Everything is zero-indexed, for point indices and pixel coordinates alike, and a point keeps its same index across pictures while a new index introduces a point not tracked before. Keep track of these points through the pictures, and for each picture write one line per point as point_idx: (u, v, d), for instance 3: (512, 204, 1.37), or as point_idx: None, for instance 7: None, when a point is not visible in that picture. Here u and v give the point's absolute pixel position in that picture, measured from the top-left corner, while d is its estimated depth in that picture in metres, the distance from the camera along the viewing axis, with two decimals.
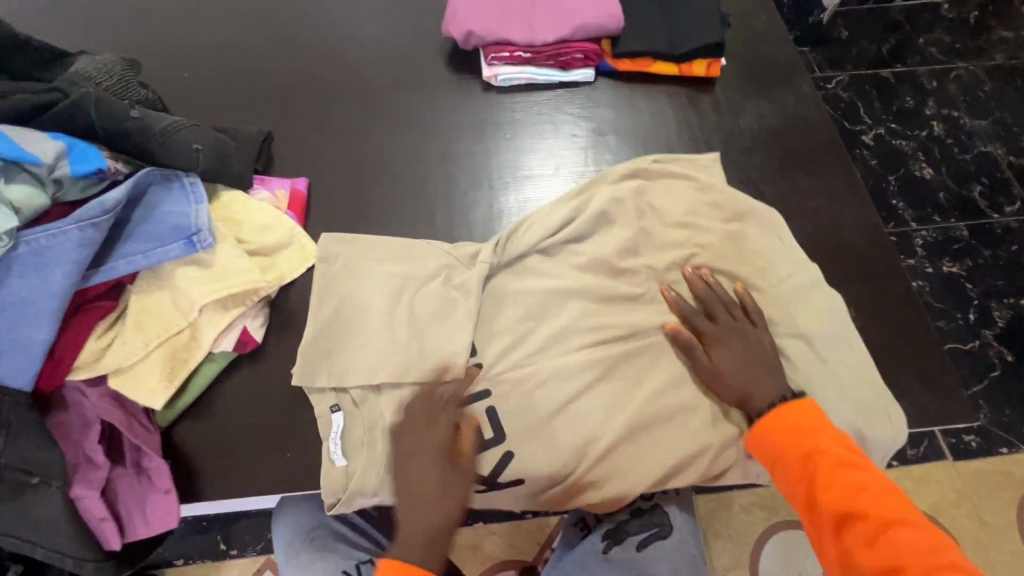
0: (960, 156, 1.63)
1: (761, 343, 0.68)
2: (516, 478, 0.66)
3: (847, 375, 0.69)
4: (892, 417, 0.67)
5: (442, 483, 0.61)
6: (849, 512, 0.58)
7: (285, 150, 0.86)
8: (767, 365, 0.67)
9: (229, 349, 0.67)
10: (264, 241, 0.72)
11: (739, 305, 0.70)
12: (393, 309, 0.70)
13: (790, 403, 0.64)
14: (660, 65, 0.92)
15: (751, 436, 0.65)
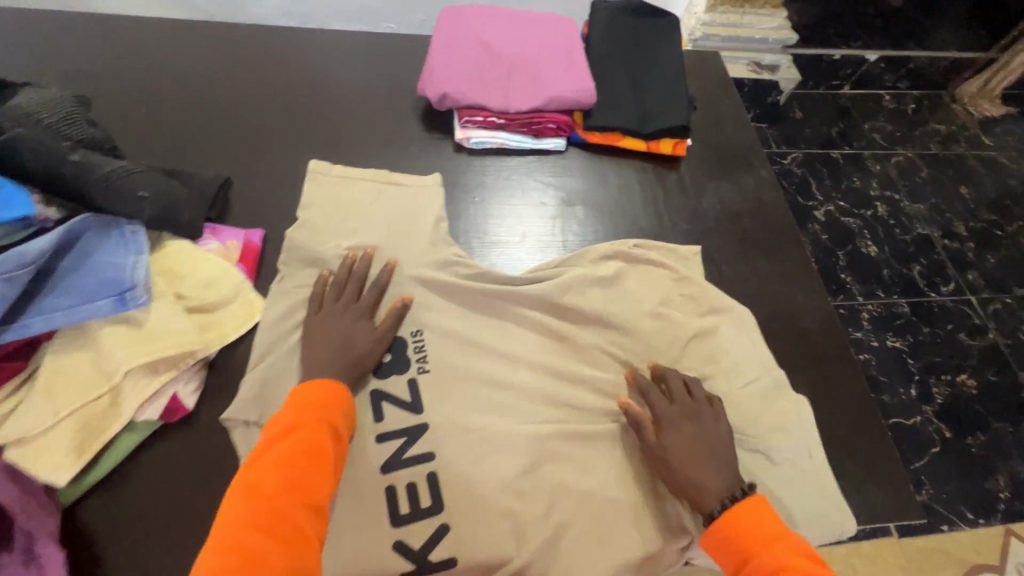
0: (901, 237, 1.75)
1: (716, 428, 0.65)
2: (449, 559, 0.61)
3: (798, 465, 0.69)
4: (840, 509, 0.67)
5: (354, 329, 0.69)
6: None
7: (243, 198, 0.82)
8: (721, 454, 0.63)
9: (154, 418, 0.60)
10: (206, 297, 0.67)
11: (701, 390, 0.69)
12: None
13: (752, 498, 0.59)
14: (629, 140, 0.95)
15: (711, 532, 0.59)
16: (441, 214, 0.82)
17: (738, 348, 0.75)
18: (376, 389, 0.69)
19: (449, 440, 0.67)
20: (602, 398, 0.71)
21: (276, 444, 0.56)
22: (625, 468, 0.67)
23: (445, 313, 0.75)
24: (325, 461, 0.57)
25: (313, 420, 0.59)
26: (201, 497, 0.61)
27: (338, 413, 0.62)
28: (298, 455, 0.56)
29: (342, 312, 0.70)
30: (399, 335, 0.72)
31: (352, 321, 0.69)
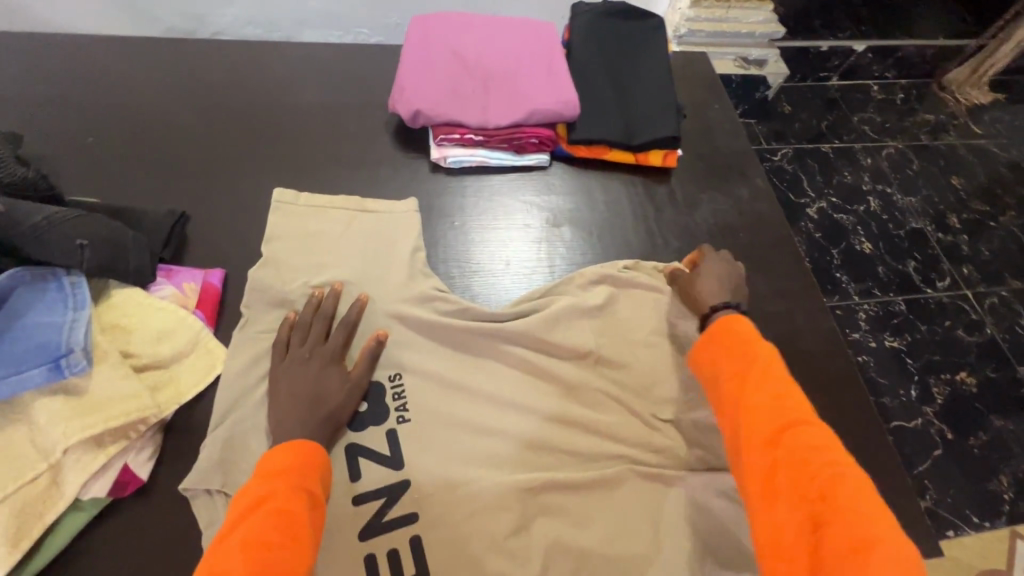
0: (895, 231, 1.71)
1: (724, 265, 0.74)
2: None
3: None
4: None
5: (324, 376, 0.63)
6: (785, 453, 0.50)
7: (202, 233, 0.76)
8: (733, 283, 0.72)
9: (102, 495, 0.54)
10: (158, 352, 0.61)
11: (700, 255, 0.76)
12: None
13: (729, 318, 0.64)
14: (617, 153, 0.89)
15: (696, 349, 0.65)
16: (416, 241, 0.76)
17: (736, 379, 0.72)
18: (352, 442, 0.63)
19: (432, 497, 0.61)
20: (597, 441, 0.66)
21: (247, 518, 0.48)
22: (625, 518, 0.62)
23: (425, 355, 0.69)
24: (302, 530, 0.50)
25: (287, 487, 0.52)
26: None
27: (316, 478, 0.55)
28: (273, 529, 0.48)
29: (309, 359, 0.64)
30: (376, 381, 0.67)
31: (320, 368, 0.63)
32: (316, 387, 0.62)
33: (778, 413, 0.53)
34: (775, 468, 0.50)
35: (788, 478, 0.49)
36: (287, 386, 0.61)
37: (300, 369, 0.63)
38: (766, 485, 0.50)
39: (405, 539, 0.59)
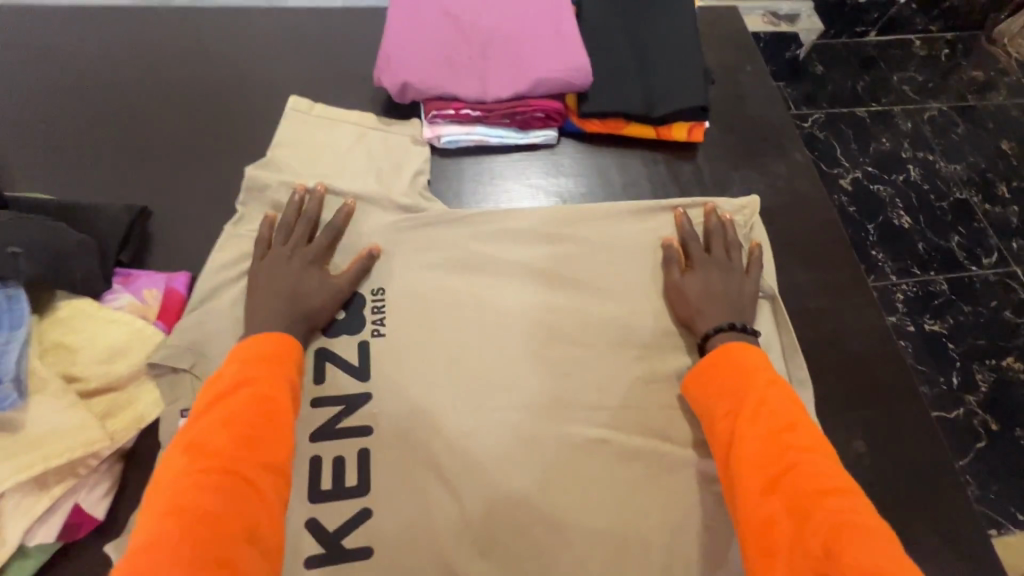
0: (937, 204, 1.57)
1: (739, 285, 0.65)
2: None
3: None
4: None
5: (303, 274, 0.62)
6: (795, 505, 0.44)
7: (167, 231, 0.67)
8: (736, 306, 0.64)
9: (49, 541, 0.48)
10: (110, 373, 0.54)
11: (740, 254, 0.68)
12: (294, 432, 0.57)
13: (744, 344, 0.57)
14: (635, 127, 0.78)
15: (690, 379, 0.58)
16: (421, 163, 0.74)
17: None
18: (322, 346, 0.62)
19: (424, 534, 0.54)
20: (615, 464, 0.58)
21: (224, 400, 0.49)
22: (648, 557, 0.54)
23: (419, 368, 0.61)
24: (284, 421, 0.50)
25: (268, 375, 0.52)
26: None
27: (291, 369, 0.54)
28: (251, 413, 0.48)
29: (291, 257, 0.63)
30: (358, 293, 0.65)
31: (300, 267, 0.62)
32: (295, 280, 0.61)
33: (784, 442, 0.47)
34: (775, 519, 0.44)
35: (787, 531, 0.43)
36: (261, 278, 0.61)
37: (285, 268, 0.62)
38: (763, 540, 0.44)
39: None
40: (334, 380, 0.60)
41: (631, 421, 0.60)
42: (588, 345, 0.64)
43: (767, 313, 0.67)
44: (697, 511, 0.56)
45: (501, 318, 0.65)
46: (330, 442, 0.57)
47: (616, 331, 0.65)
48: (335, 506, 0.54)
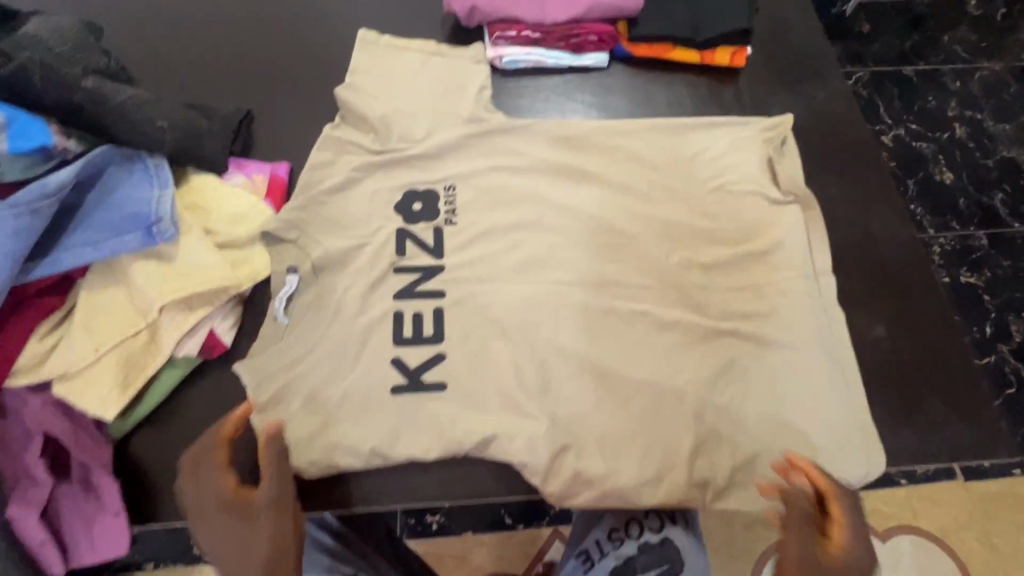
0: (982, 161, 1.56)
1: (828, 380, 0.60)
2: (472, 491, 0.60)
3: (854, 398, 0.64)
4: (869, 456, 0.62)
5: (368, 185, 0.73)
6: None
7: (266, 132, 0.78)
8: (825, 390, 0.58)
9: (193, 354, 0.59)
10: (234, 232, 0.65)
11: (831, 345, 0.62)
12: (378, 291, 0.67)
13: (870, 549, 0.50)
14: (680, 51, 0.84)
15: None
16: (483, 82, 0.81)
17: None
18: (401, 228, 0.71)
19: (492, 377, 0.64)
20: (654, 333, 0.67)
21: None
22: (679, 404, 0.63)
23: (485, 248, 0.71)
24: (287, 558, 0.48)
25: None
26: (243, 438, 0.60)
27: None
28: None
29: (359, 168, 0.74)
30: (433, 188, 0.74)
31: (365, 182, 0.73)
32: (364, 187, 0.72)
33: None
34: None
35: None
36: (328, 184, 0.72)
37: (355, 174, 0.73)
38: None
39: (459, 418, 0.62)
40: (413, 253, 0.70)
41: (670, 299, 0.69)
42: (631, 235, 0.72)
43: (794, 214, 0.73)
44: (725, 373, 0.65)
45: (558, 211, 0.73)
46: (410, 300, 0.67)
47: (659, 226, 0.73)
48: (414, 351, 0.64)
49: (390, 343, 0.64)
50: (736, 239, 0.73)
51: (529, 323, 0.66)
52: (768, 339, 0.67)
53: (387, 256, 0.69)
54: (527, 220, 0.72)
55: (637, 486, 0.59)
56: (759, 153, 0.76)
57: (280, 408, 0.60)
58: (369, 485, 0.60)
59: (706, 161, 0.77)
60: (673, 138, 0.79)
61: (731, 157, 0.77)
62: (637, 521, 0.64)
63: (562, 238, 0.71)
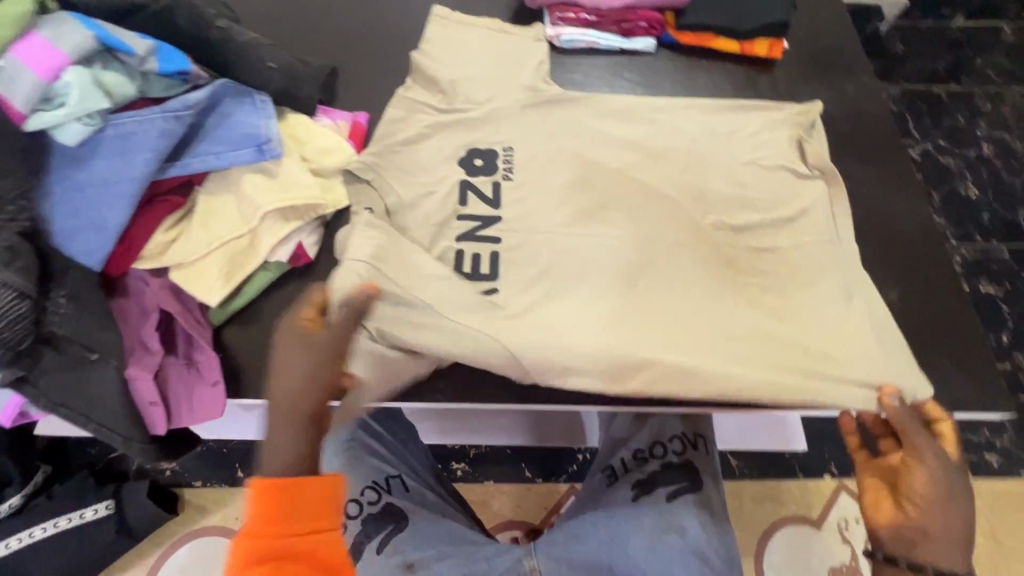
0: (1009, 179, 1.58)
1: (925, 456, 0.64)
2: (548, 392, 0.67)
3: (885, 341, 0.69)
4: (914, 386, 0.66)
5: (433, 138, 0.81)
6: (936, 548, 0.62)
7: (349, 88, 0.88)
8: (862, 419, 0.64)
9: (284, 260, 0.69)
10: (324, 163, 0.75)
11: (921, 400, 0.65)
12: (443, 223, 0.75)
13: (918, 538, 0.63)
14: (723, 42, 0.93)
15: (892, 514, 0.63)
16: (542, 57, 0.89)
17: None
18: (464, 180, 0.78)
19: (534, 311, 0.69)
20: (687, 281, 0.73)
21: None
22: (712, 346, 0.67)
23: (537, 200, 0.78)
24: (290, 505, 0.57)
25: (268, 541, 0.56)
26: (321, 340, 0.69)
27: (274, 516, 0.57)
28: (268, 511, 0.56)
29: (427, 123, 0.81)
30: (491, 147, 0.81)
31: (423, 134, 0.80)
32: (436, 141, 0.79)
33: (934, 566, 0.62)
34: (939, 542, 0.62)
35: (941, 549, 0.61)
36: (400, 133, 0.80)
37: (423, 127, 0.81)
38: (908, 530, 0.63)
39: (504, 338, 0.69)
40: (474, 204, 0.77)
41: (700, 252, 0.75)
42: (672, 199, 0.78)
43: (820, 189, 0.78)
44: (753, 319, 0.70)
45: (602, 173, 0.80)
46: (471, 242, 0.75)
47: (691, 191, 0.79)
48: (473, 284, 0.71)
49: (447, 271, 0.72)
50: (766, 206, 0.78)
51: (573, 261, 0.73)
52: (793, 291, 0.72)
53: (451, 204, 0.76)
54: (578, 179, 0.79)
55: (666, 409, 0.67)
56: (788, 134, 0.82)
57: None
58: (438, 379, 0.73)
59: (742, 138, 0.82)
60: (712, 117, 0.85)
61: (766, 136, 0.82)
62: (662, 443, 0.70)
63: (607, 198, 0.78)
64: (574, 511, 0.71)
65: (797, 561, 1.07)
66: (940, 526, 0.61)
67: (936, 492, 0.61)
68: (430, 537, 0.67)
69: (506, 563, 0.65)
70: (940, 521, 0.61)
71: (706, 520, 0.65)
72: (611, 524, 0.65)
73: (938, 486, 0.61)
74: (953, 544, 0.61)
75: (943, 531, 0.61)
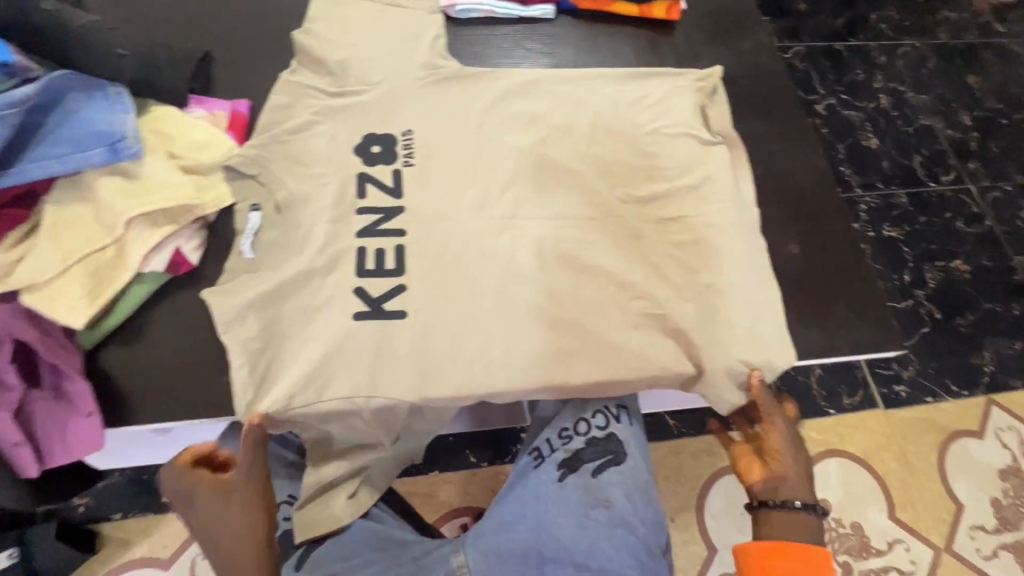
0: (903, 129, 1.61)
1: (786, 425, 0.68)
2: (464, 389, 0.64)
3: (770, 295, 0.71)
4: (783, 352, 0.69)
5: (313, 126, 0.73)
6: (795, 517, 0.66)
7: (227, 72, 0.81)
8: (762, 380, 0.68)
9: (160, 269, 0.63)
10: (198, 158, 0.68)
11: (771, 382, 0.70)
12: (338, 214, 0.69)
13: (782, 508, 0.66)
14: (622, 6, 0.92)
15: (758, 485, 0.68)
16: (438, 31, 0.81)
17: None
18: (362, 171, 0.71)
19: (445, 303, 0.66)
20: (602, 256, 0.71)
21: None
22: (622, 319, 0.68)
23: (441, 181, 0.73)
24: None
25: None
26: (215, 356, 0.65)
27: None
28: None
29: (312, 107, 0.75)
30: (388, 132, 0.74)
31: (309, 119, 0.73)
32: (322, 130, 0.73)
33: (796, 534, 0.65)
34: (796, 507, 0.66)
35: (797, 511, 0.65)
36: (286, 118, 0.74)
37: (307, 111, 0.74)
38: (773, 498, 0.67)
39: (412, 329, 0.65)
40: (375, 194, 0.71)
41: (612, 223, 0.73)
42: (581, 173, 0.75)
43: (722, 154, 0.77)
44: (667, 286, 0.70)
45: (508, 151, 0.76)
46: (373, 237, 0.68)
47: (601, 167, 0.76)
48: (376, 282, 0.66)
49: (353, 275, 0.66)
50: (671, 176, 0.76)
51: (481, 241, 0.70)
52: (703, 254, 0.71)
53: (349, 199, 0.70)
54: (480, 155, 0.75)
55: (591, 386, 0.67)
56: (693, 98, 0.81)
57: (244, 326, 0.63)
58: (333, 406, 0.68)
59: (645, 107, 0.80)
60: (617, 87, 0.82)
61: (668, 103, 0.80)
62: (586, 419, 0.70)
63: (515, 176, 0.74)
64: (501, 497, 0.69)
65: (734, 507, 1.12)
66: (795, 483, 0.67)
67: (787, 449, 0.67)
68: (356, 545, 0.65)
69: (435, 561, 0.63)
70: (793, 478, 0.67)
71: (629, 490, 0.66)
72: (537, 507, 0.65)
73: (787, 444, 0.67)
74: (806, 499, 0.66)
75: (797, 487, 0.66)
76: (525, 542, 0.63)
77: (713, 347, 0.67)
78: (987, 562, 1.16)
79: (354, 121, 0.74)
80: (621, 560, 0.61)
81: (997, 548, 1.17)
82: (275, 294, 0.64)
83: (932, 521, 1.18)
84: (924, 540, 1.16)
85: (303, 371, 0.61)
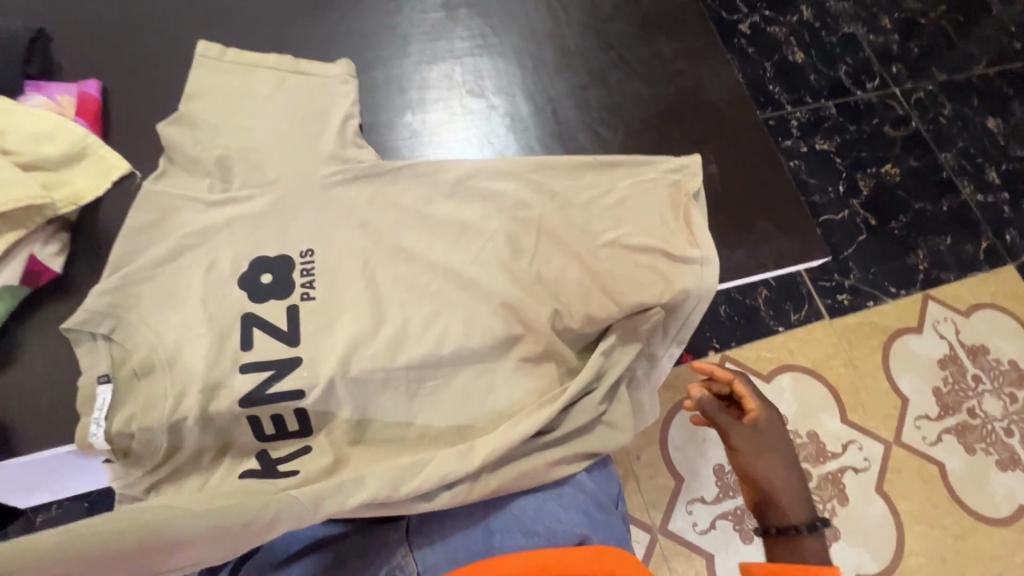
0: (827, 39, 1.58)
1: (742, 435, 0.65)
2: (381, 361, 0.59)
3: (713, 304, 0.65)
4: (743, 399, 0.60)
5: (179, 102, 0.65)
6: None
7: (69, 51, 0.71)
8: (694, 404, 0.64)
9: (15, 282, 0.56)
10: (42, 152, 0.59)
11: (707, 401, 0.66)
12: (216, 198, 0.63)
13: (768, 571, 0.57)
14: None
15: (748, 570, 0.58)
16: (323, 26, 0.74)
17: (629, 140, 0.77)
18: (247, 312, 0.59)
19: (350, 277, 0.62)
20: (524, 306, 0.63)
21: None
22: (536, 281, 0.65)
23: (332, 143, 0.67)
24: None
25: None
26: (84, 376, 0.56)
27: None
28: None
29: None
30: (270, 106, 0.68)
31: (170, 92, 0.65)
32: (192, 108, 0.67)
33: None
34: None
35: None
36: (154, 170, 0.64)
37: None
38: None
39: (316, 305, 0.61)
40: (257, 168, 0.64)
41: (507, 165, 0.69)
42: None
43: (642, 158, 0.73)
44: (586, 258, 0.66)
45: None
46: (265, 219, 0.62)
47: None
48: (272, 262, 0.62)
49: (250, 260, 0.61)
50: None
51: (383, 203, 0.65)
52: (614, 181, 0.70)
53: (233, 177, 0.64)
54: None
55: (510, 479, 0.58)
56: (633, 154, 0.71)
57: (122, 332, 0.57)
58: (228, 439, 0.57)
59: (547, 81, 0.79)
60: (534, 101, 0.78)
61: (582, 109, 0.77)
62: None
63: None
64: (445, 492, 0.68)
65: (696, 435, 1.14)
66: (781, 488, 0.63)
67: (757, 461, 0.64)
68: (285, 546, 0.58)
69: (378, 546, 0.57)
70: (776, 492, 0.63)
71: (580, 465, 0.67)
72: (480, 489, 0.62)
73: (753, 456, 0.64)
74: (796, 501, 0.63)
75: (783, 497, 0.63)
76: (471, 513, 0.59)
77: (638, 282, 0.65)
78: (933, 447, 1.22)
79: (227, 95, 0.68)
80: (568, 519, 0.58)
81: (942, 433, 1.23)
82: (156, 292, 0.59)
83: (881, 418, 1.23)
84: (876, 438, 1.20)
85: (200, 373, 0.56)
